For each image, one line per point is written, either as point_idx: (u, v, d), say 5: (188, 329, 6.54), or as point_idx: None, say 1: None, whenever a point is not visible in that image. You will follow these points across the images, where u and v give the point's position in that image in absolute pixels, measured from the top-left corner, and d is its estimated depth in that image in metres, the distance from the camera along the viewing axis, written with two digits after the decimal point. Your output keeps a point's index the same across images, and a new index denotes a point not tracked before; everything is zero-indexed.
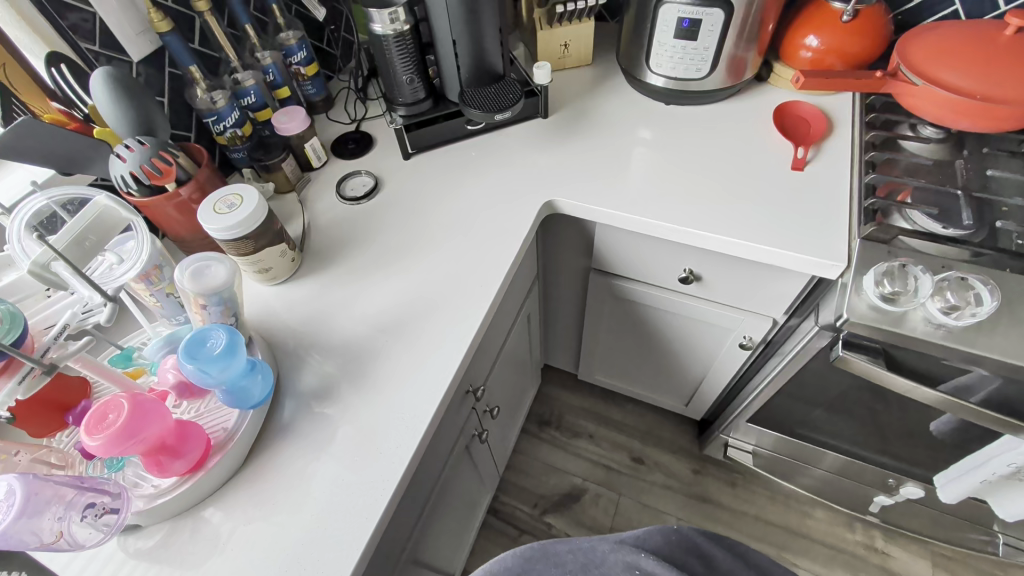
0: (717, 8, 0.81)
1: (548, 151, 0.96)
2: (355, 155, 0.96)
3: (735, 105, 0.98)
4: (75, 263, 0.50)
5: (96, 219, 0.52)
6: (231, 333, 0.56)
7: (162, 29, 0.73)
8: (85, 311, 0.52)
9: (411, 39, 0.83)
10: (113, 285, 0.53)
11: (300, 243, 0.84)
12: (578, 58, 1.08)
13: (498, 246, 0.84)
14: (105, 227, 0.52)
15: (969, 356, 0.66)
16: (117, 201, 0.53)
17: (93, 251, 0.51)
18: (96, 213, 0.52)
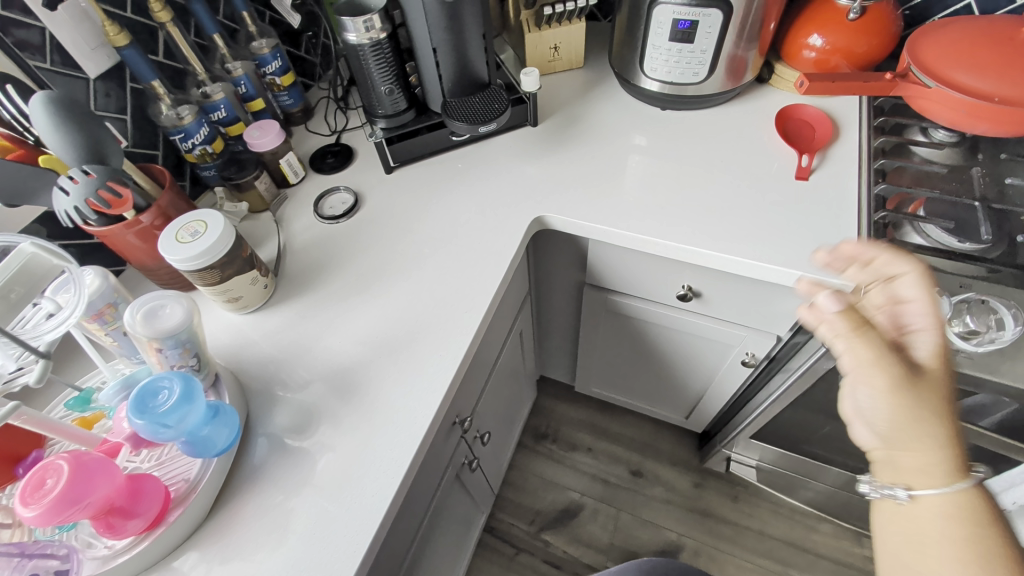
0: (715, 8, 0.75)
1: (537, 163, 0.91)
2: (334, 170, 0.91)
3: (734, 109, 0.93)
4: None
5: (19, 270, 0.46)
6: (187, 380, 0.53)
7: (119, 43, 0.68)
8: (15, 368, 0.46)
9: (389, 46, 0.77)
10: (39, 339, 0.47)
11: (274, 268, 0.80)
12: (569, 61, 1.03)
13: (484, 267, 0.79)
14: (31, 278, 0.46)
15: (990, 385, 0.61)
16: (39, 248, 0.46)
17: (20, 304, 0.45)
18: (19, 262, 0.46)
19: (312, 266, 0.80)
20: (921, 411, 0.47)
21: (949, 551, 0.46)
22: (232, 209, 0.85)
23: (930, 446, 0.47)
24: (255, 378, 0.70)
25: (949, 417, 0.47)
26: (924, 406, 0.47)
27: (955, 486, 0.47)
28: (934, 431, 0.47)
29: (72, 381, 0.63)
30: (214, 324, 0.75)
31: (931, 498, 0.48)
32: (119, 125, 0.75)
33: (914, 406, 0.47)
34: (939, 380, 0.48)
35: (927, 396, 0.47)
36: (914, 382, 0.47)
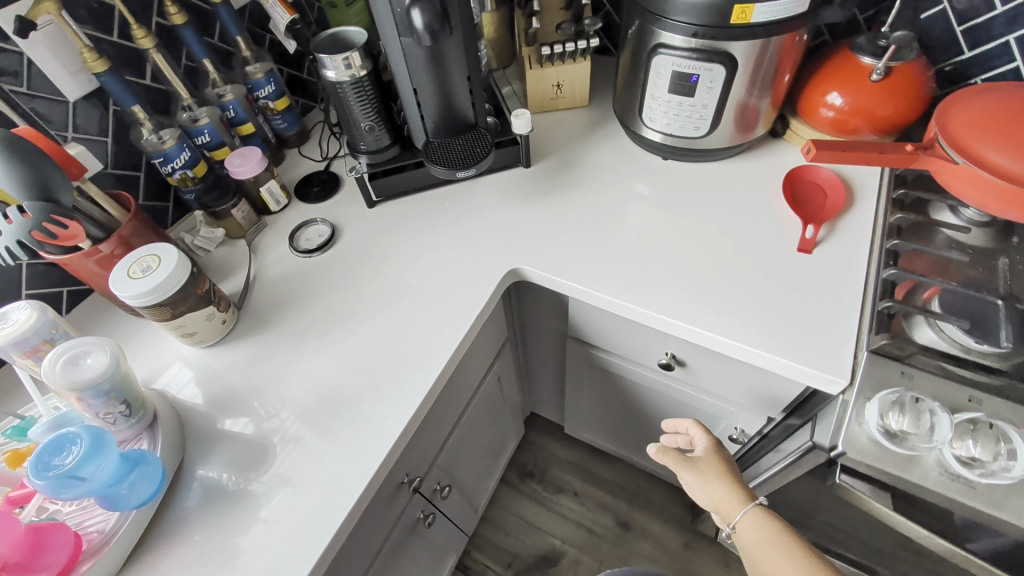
0: (717, 64, 0.70)
1: (523, 207, 0.86)
2: (317, 200, 0.90)
3: (742, 165, 0.86)
4: None
5: None
6: (95, 433, 0.52)
7: (97, 69, 0.68)
8: None
9: (371, 83, 0.75)
10: None
11: (240, 301, 0.78)
12: (572, 99, 0.98)
13: (449, 318, 0.75)
14: None
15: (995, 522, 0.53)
16: None
17: None
18: None
19: (277, 301, 0.78)
20: (709, 479, 0.67)
21: (771, 559, 0.57)
22: (208, 235, 0.84)
23: (729, 507, 0.64)
24: (199, 417, 0.69)
25: (726, 472, 0.67)
26: (705, 476, 0.68)
27: (746, 508, 0.62)
28: (717, 486, 0.66)
29: (15, 411, 0.63)
30: (171, 355, 0.74)
31: (743, 524, 0.62)
32: (99, 148, 0.75)
33: (700, 479, 0.68)
34: (711, 456, 0.69)
35: (710, 471, 0.68)
36: (692, 462, 0.69)
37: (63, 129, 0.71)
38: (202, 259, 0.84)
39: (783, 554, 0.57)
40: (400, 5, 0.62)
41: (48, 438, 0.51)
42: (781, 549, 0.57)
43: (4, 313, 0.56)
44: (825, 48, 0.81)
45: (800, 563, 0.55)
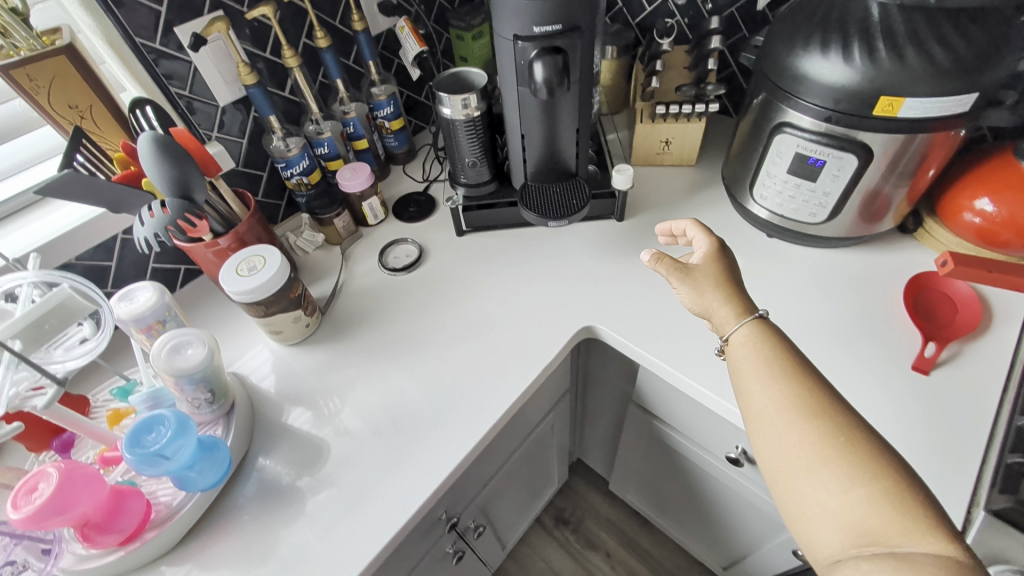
0: (849, 153, 0.64)
1: (609, 262, 0.84)
2: (411, 220, 0.93)
3: (858, 257, 0.78)
4: (29, 344, 0.50)
5: (59, 305, 0.52)
6: (181, 416, 0.57)
7: (248, 82, 0.75)
8: (25, 393, 0.49)
9: (482, 124, 0.77)
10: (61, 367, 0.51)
11: (325, 306, 0.83)
12: (679, 157, 0.94)
13: (514, 364, 0.74)
14: (67, 312, 0.52)
15: None
16: (80, 287, 0.54)
17: (51, 333, 0.51)
18: (61, 299, 0.52)
19: (357, 313, 0.82)
20: (705, 285, 0.57)
21: (756, 369, 0.49)
22: (309, 238, 0.90)
23: (723, 318, 0.55)
24: (269, 409, 0.73)
25: (724, 282, 0.57)
26: (700, 287, 0.57)
27: (743, 320, 0.53)
28: (713, 294, 0.56)
29: (121, 371, 0.71)
30: (258, 344, 0.79)
31: (738, 336, 0.53)
32: (235, 148, 0.83)
33: (693, 290, 0.58)
34: (709, 265, 0.58)
35: (706, 275, 0.58)
36: (687, 271, 0.58)
37: (210, 129, 0.79)
38: (300, 258, 0.90)
39: (770, 370, 0.48)
40: (525, 57, 0.63)
41: (139, 420, 0.56)
42: (771, 364, 0.49)
43: (129, 291, 0.63)
44: (981, 146, 0.72)
45: (791, 379, 0.47)
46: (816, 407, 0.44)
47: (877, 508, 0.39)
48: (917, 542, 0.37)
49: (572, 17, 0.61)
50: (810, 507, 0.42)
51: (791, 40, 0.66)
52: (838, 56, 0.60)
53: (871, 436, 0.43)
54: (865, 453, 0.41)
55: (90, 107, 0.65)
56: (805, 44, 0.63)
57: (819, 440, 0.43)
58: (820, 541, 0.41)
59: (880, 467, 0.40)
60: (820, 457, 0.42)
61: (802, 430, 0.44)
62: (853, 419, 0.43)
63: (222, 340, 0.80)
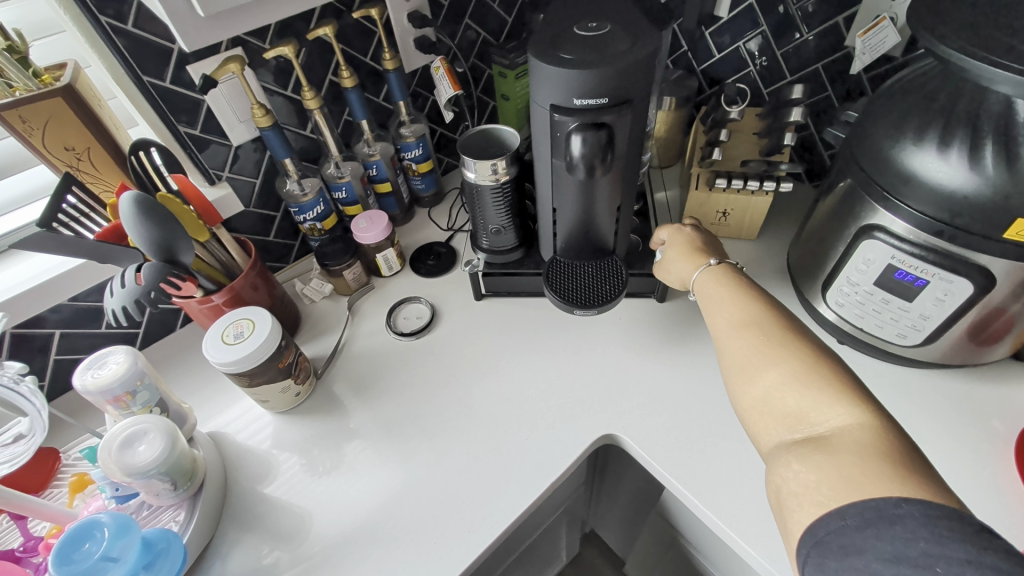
0: (961, 278, 0.52)
1: (643, 351, 0.72)
2: (428, 275, 0.85)
3: (952, 385, 0.64)
4: None
5: None
6: (117, 514, 0.50)
7: (262, 124, 0.69)
8: None
9: (511, 188, 0.68)
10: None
11: (323, 369, 0.76)
12: (738, 230, 0.81)
13: (518, 471, 0.64)
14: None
15: None
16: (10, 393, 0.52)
17: None
18: None
19: (357, 380, 0.75)
20: (673, 255, 0.65)
21: (713, 297, 0.54)
22: (316, 287, 0.84)
23: (689, 274, 0.61)
24: (243, 486, 0.66)
25: (686, 246, 0.64)
26: (670, 263, 0.65)
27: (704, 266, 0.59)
28: (677, 262, 0.63)
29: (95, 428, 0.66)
30: (246, 405, 0.73)
31: (700, 280, 0.58)
32: (247, 188, 0.77)
33: (666, 269, 0.66)
34: (674, 238, 0.66)
35: (675, 247, 0.65)
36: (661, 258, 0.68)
37: (221, 169, 0.74)
38: (306, 307, 0.84)
39: (723, 297, 0.53)
40: (562, 130, 0.53)
41: (71, 528, 0.48)
42: (728, 292, 0.53)
43: (101, 357, 0.57)
44: None
45: (735, 300, 0.52)
46: (759, 317, 0.48)
47: (795, 388, 0.42)
48: (843, 420, 0.40)
49: (623, 89, 0.51)
50: (752, 405, 0.45)
51: (897, 127, 0.53)
52: (959, 158, 0.48)
53: (801, 331, 0.46)
54: (799, 350, 0.44)
55: (88, 148, 0.59)
56: (918, 138, 0.51)
57: (749, 345, 0.47)
58: (765, 435, 0.44)
59: (795, 351, 0.44)
60: (751, 359, 0.46)
61: (736, 339, 0.48)
62: (780, 318, 0.47)
63: (209, 396, 0.74)
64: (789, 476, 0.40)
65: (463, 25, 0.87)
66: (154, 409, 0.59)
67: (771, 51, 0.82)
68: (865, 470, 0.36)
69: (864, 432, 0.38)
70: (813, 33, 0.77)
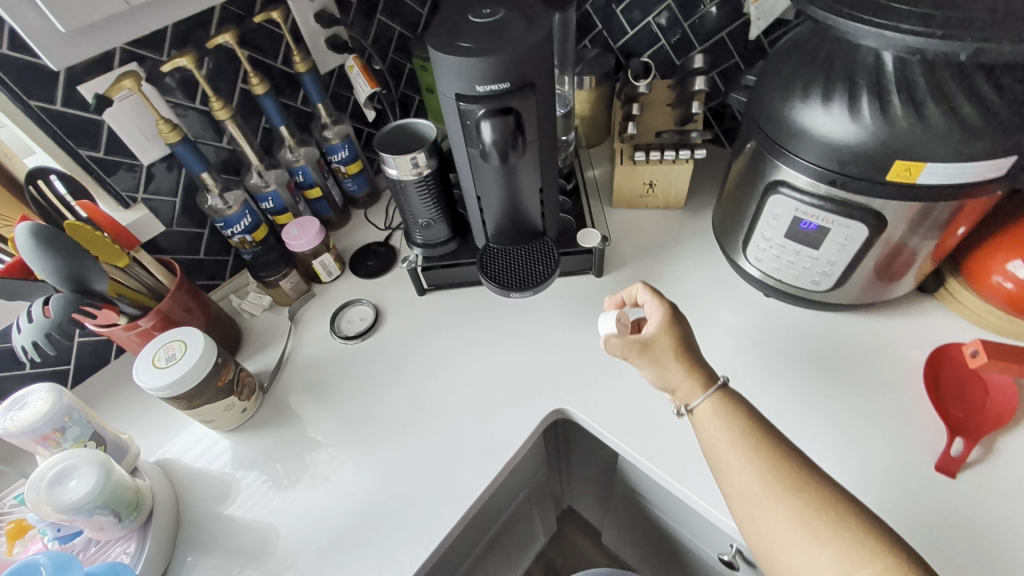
0: (857, 221, 0.55)
1: (583, 326, 0.74)
2: (369, 276, 0.85)
3: (867, 322, 0.68)
4: None
5: None
6: (54, 554, 0.48)
7: (171, 140, 0.66)
8: None
9: (435, 181, 0.68)
10: None
11: (268, 382, 0.75)
12: (665, 199, 0.84)
13: (471, 457, 0.65)
14: None
15: None
16: None
17: None
18: None
19: (306, 389, 0.74)
20: (665, 360, 0.55)
21: (721, 446, 0.50)
22: (255, 300, 0.82)
23: (687, 393, 0.54)
24: (200, 506, 0.66)
25: (682, 351, 0.55)
26: (660, 361, 0.55)
27: (707, 393, 0.53)
28: (674, 369, 0.54)
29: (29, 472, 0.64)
30: (193, 427, 0.72)
31: (703, 410, 0.53)
32: (166, 208, 0.75)
33: (654, 367, 0.55)
34: (665, 334, 0.55)
35: (667, 353, 0.55)
36: (645, 346, 0.55)
37: (134, 191, 0.71)
38: (247, 322, 0.82)
39: (740, 437, 0.50)
40: (471, 117, 0.54)
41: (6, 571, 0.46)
42: (741, 433, 0.50)
43: (21, 398, 0.55)
44: None
45: (760, 451, 0.48)
46: (797, 491, 0.45)
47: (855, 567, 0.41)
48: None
49: (524, 72, 0.52)
50: None
51: (788, 86, 0.56)
52: (842, 110, 0.51)
53: (846, 504, 0.44)
54: (851, 527, 0.43)
55: None
56: (805, 95, 0.53)
57: (800, 518, 0.44)
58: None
59: (852, 527, 0.42)
60: (807, 533, 0.43)
61: (785, 507, 0.45)
62: (824, 483, 0.46)
63: (153, 424, 0.73)
64: None
65: (376, 21, 0.86)
66: (89, 443, 0.57)
67: (679, 23, 0.84)
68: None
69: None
70: (714, 3, 0.80)
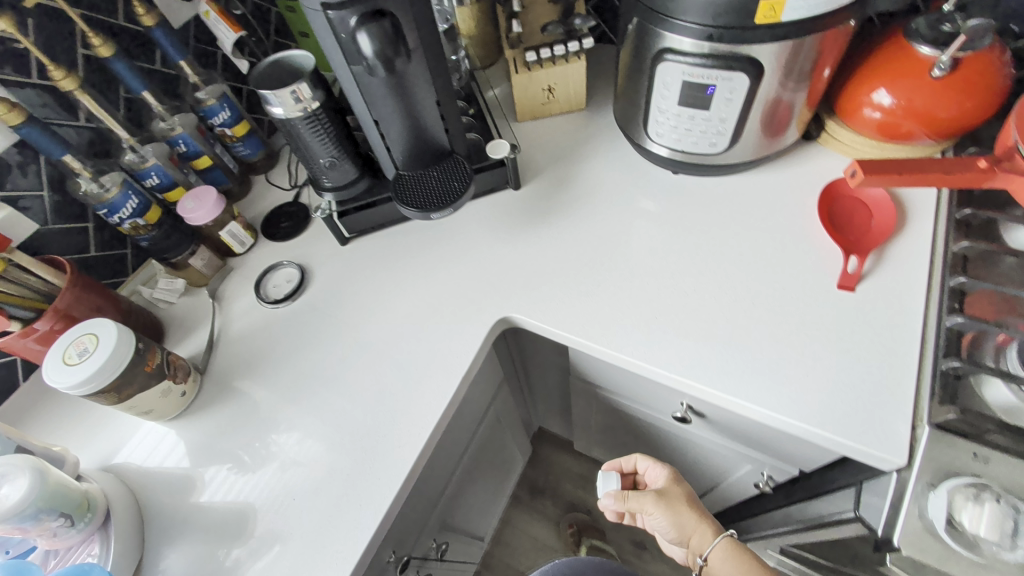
0: (738, 72, 0.58)
1: (510, 238, 0.75)
2: (285, 238, 0.81)
3: (766, 176, 0.73)
4: None
5: None
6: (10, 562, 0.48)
7: (13, 123, 0.59)
8: None
9: (327, 117, 0.65)
10: None
11: (203, 364, 0.72)
12: (567, 103, 0.85)
13: (427, 382, 0.65)
14: None
15: None
16: None
17: None
18: None
19: (246, 359, 0.72)
20: (680, 513, 0.66)
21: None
22: (168, 286, 0.77)
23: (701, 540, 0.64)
24: (160, 499, 0.63)
25: (691, 503, 0.67)
26: (675, 508, 0.66)
27: (718, 539, 0.63)
28: (686, 514, 0.66)
29: None
30: (132, 426, 0.68)
31: (715, 555, 0.62)
32: (36, 204, 0.68)
33: (670, 513, 0.66)
34: (674, 486, 0.69)
35: (678, 509, 0.66)
36: (661, 493, 0.67)
37: None
38: (166, 312, 0.78)
39: None
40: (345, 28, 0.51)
41: None
42: None
43: None
44: (870, 33, 0.67)
45: None
46: None
47: None
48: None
49: None
50: None
51: None
52: None
53: None
54: None
55: None
56: None
57: None
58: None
59: None
60: None
61: None
62: None
63: (87, 434, 0.68)
64: None
65: None
66: None
67: None
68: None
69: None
70: None
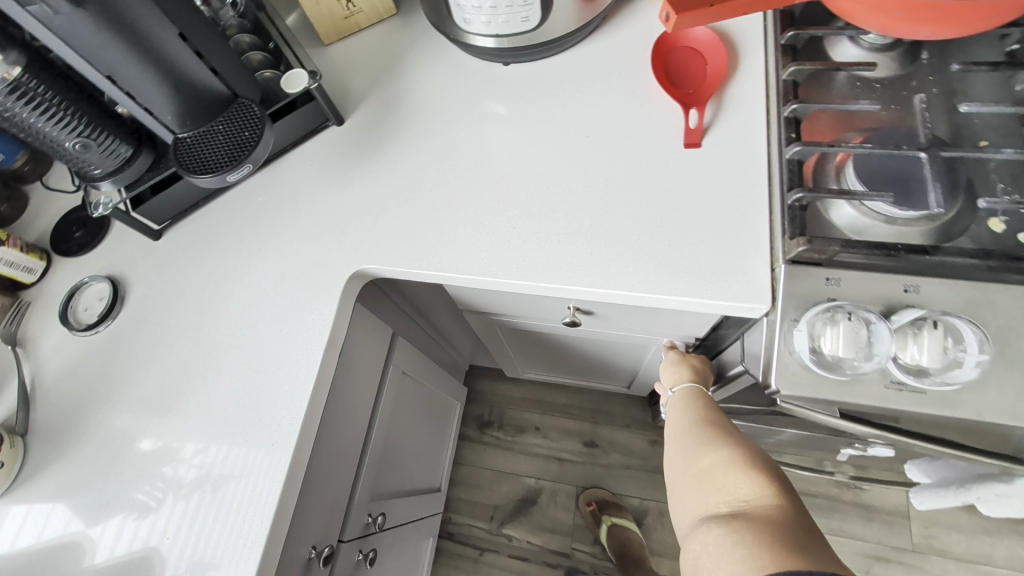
0: None
1: (343, 184, 0.66)
2: (82, 251, 0.68)
3: (598, 47, 0.67)
4: None
5: None
6: None
7: None
8: None
9: (44, 85, 0.51)
10: None
11: (21, 423, 0.61)
12: (372, 12, 0.73)
13: (288, 366, 0.59)
14: None
15: (932, 420, 0.45)
16: None
17: None
18: None
19: (76, 402, 0.62)
20: (676, 366, 0.63)
21: (673, 427, 0.54)
22: None
23: (675, 385, 0.61)
24: None
25: (697, 374, 0.62)
26: (678, 363, 0.63)
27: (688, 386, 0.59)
28: (679, 368, 0.62)
29: None
30: None
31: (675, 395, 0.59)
32: None
33: (671, 362, 0.64)
34: (696, 359, 0.64)
35: (680, 364, 0.63)
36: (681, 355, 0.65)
37: None
38: None
39: (698, 410, 0.54)
40: None
41: None
42: (699, 406, 0.55)
43: None
44: None
45: (701, 414, 0.53)
46: (730, 431, 0.49)
47: (740, 471, 0.44)
48: (749, 494, 0.42)
49: None
50: (695, 479, 0.46)
51: None
52: None
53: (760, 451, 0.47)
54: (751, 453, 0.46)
55: None
56: None
57: (716, 438, 0.48)
58: (690, 507, 0.45)
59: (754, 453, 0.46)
60: (715, 445, 0.47)
61: (710, 432, 0.49)
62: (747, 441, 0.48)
63: None
64: (709, 527, 0.41)
65: None
66: None
67: None
68: (753, 551, 0.37)
69: (766, 515, 0.40)
70: None
